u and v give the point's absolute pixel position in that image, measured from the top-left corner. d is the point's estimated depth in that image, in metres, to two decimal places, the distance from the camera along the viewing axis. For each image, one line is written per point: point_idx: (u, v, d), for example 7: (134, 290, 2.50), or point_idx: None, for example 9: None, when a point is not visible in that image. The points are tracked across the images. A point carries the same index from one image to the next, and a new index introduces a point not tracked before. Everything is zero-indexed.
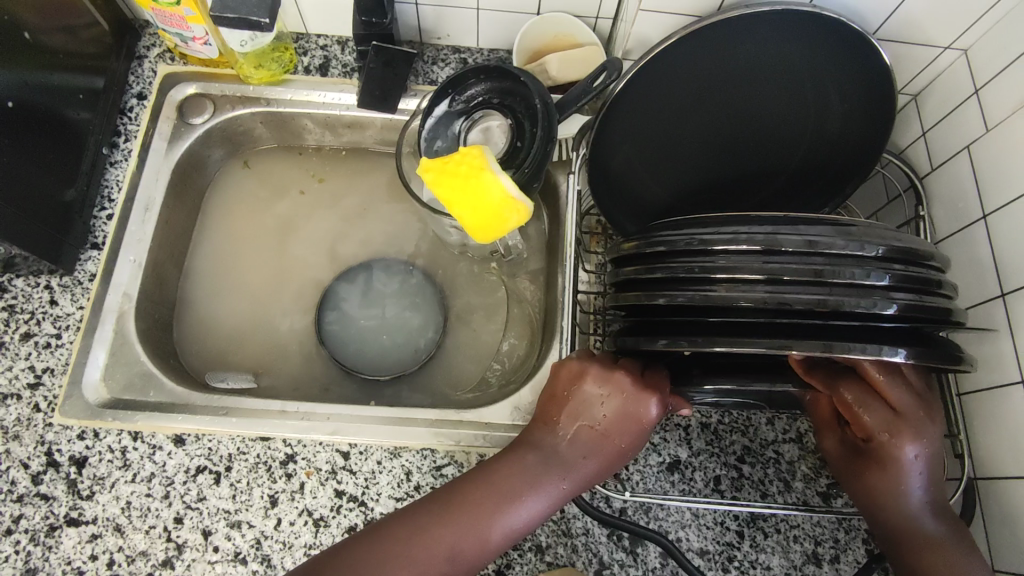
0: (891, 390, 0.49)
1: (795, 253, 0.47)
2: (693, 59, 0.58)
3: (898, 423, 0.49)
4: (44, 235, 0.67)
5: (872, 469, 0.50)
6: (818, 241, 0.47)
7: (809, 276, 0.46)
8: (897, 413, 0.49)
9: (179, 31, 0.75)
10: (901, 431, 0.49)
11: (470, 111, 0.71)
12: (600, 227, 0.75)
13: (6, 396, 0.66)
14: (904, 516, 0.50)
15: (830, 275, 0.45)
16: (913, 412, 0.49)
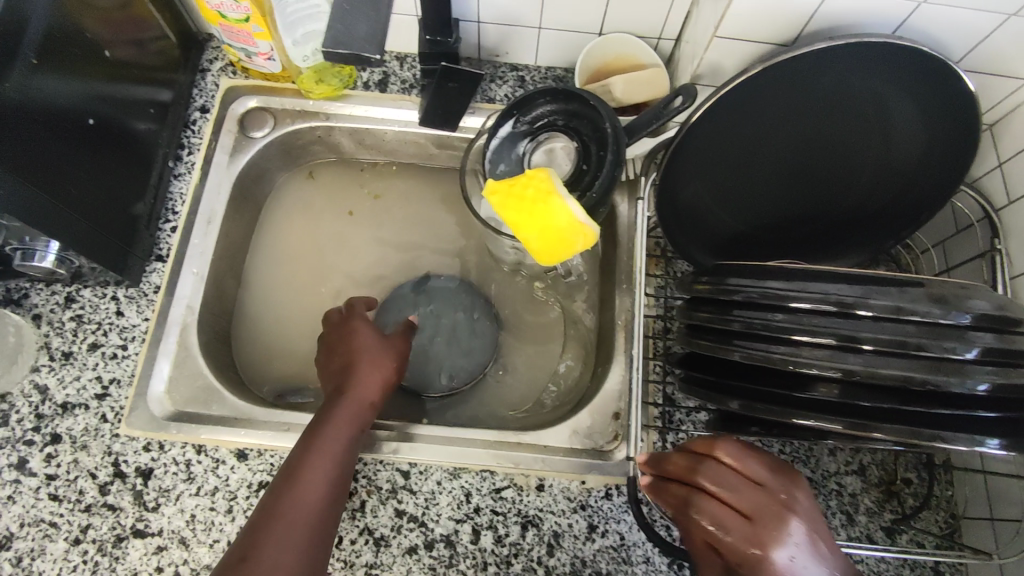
0: (712, 479, 0.51)
1: (881, 317, 0.49)
2: (769, 90, 0.58)
3: (758, 529, 0.47)
4: (111, 247, 0.67)
5: (749, 566, 0.47)
6: (905, 307, 0.48)
7: (895, 346, 0.48)
8: (747, 516, 0.48)
9: (245, 46, 0.75)
10: (717, 511, 0.49)
11: (535, 132, 0.71)
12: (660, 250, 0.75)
13: (75, 406, 0.67)
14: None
15: (917, 347, 0.47)
16: (763, 495, 0.49)
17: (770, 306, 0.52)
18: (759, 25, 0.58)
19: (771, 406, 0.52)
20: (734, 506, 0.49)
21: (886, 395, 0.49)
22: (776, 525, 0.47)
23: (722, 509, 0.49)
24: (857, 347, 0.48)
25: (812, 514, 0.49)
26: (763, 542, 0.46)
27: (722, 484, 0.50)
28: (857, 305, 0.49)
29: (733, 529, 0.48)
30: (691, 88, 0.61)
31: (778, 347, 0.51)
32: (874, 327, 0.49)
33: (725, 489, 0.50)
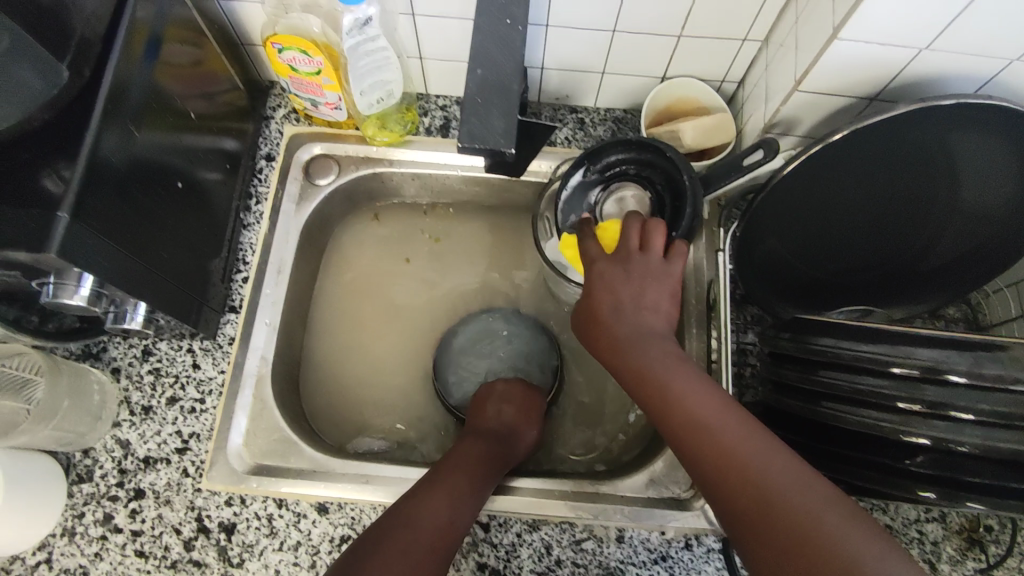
0: (620, 274, 0.57)
1: (981, 387, 0.48)
2: (850, 149, 0.59)
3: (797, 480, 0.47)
4: (189, 302, 0.66)
5: (716, 444, 0.48)
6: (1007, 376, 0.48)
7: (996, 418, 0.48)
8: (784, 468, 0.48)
9: (313, 97, 0.75)
10: (648, 291, 0.57)
11: (606, 182, 0.70)
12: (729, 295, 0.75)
13: (156, 460, 0.68)
14: (721, 451, 0.47)
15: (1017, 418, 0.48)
16: (660, 305, 0.57)
17: (853, 367, 0.53)
18: (846, 79, 0.58)
19: (865, 468, 0.54)
20: (642, 355, 0.54)
21: (986, 466, 0.50)
22: (631, 291, 0.57)
23: (641, 294, 0.57)
24: (944, 413, 0.49)
25: (702, 377, 0.53)
26: (642, 287, 0.57)
27: (625, 294, 0.57)
28: (937, 370, 0.49)
29: (643, 322, 0.56)
30: (772, 142, 0.61)
31: (868, 410, 0.52)
32: (966, 394, 0.49)
33: (643, 295, 0.57)
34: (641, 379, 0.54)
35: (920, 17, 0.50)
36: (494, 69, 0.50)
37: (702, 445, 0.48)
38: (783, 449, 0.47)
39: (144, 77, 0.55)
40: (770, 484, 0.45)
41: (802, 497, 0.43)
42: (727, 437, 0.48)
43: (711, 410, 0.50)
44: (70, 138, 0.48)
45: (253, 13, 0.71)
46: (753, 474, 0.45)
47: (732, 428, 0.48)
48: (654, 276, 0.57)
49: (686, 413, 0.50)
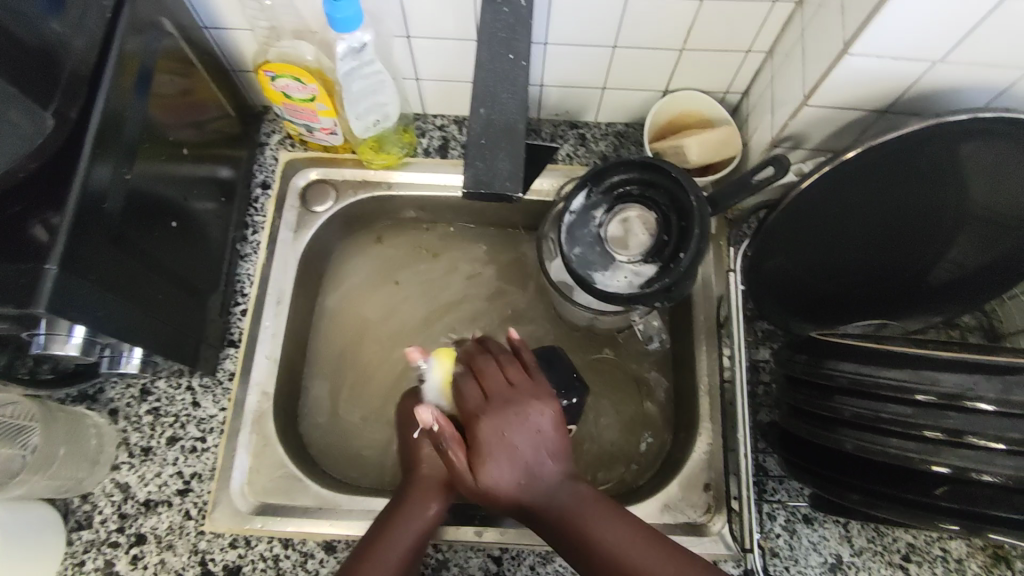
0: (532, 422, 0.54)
1: (1008, 416, 0.47)
2: (864, 166, 0.58)
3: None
4: (186, 340, 0.64)
5: (601, 558, 0.51)
6: None
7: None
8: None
9: (307, 123, 0.74)
10: (518, 431, 0.54)
11: (609, 204, 0.69)
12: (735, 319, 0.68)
13: (157, 503, 0.66)
14: (610, 562, 0.50)
15: None
16: (547, 459, 0.54)
17: (875, 395, 0.51)
18: (857, 91, 0.56)
19: (887, 501, 0.52)
20: (540, 509, 0.53)
21: (1009, 500, 0.48)
22: (525, 440, 0.54)
23: (525, 441, 0.54)
24: (969, 442, 0.47)
25: (597, 496, 0.54)
26: (511, 445, 0.53)
27: (522, 445, 0.54)
28: (963, 398, 0.47)
29: (535, 474, 0.53)
30: (783, 161, 0.60)
31: (893, 440, 0.50)
32: (992, 422, 0.47)
33: (529, 434, 0.54)
34: (523, 508, 0.54)
35: (931, 30, 0.49)
36: (500, 108, 0.49)
37: (581, 550, 0.52)
38: (637, 525, 0.53)
39: (134, 115, 0.53)
40: (635, 570, 0.50)
41: (661, 573, 0.49)
42: (575, 515, 0.53)
43: (603, 526, 0.52)
44: (58, 187, 0.47)
45: (244, 39, 0.70)
46: (601, 559, 0.51)
47: (614, 534, 0.52)
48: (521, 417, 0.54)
49: (585, 525, 0.52)
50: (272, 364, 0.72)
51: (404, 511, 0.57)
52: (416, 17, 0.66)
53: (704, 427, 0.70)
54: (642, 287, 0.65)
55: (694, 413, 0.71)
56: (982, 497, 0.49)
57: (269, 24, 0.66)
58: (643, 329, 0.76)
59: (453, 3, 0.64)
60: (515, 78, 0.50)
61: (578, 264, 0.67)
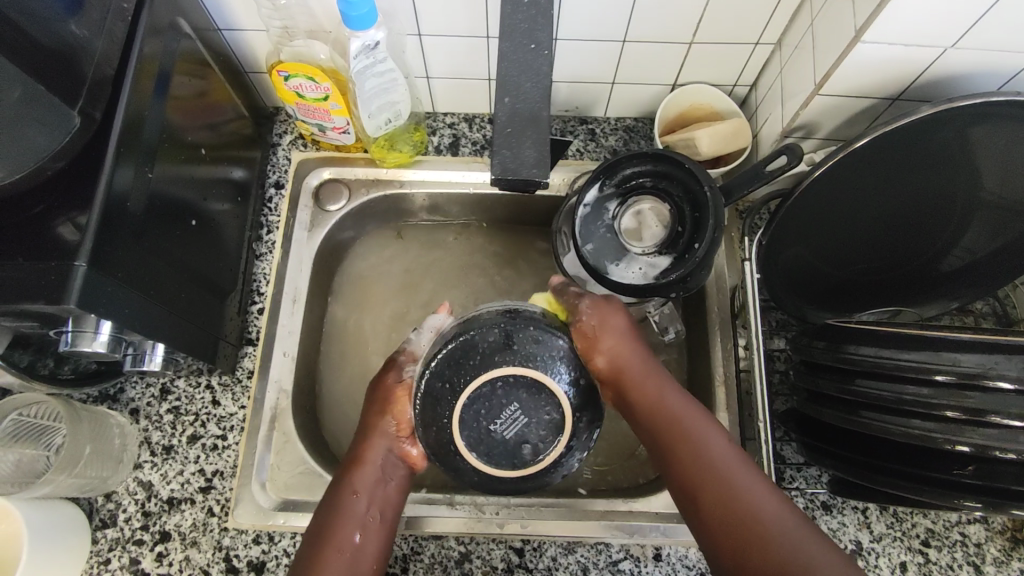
0: (614, 316, 0.59)
1: None
2: (877, 153, 0.58)
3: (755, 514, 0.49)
4: (206, 339, 0.65)
5: (712, 482, 0.51)
6: None
7: None
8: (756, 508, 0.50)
9: (320, 122, 0.74)
10: (620, 327, 0.59)
11: (623, 196, 0.69)
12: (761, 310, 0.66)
13: (180, 501, 0.67)
14: (722, 490, 0.50)
15: None
16: (653, 366, 0.59)
17: (897, 377, 0.51)
18: (868, 78, 0.57)
19: (912, 481, 0.53)
20: (641, 400, 0.57)
21: None
22: (622, 346, 0.58)
23: (636, 349, 0.59)
24: (989, 421, 0.48)
25: (690, 401, 0.57)
26: (614, 329, 0.58)
27: (625, 348, 0.58)
28: (985, 377, 0.48)
29: (628, 354, 0.58)
30: (796, 149, 0.60)
31: (915, 420, 0.51)
32: (1012, 400, 0.47)
33: (619, 321, 0.59)
34: (626, 389, 0.57)
35: (943, 15, 0.49)
36: (526, 96, 0.49)
37: (686, 463, 0.53)
38: (773, 491, 0.50)
39: (156, 115, 0.54)
40: (758, 518, 0.48)
41: (773, 513, 0.49)
42: (694, 433, 0.54)
43: (735, 462, 0.52)
44: (82, 186, 0.47)
45: (257, 40, 0.71)
46: (732, 490, 0.50)
47: (719, 445, 0.53)
48: (626, 330, 0.59)
49: (682, 434, 0.54)
50: (290, 361, 0.72)
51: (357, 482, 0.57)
52: (428, 14, 0.66)
53: (721, 416, 0.70)
54: (658, 278, 0.66)
55: (709, 403, 0.72)
56: (1005, 475, 0.49)
57: (283, 24, 0.67)
58: (657, 319, 0.75)
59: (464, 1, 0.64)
60: (537, 66, 0.49)
61: (592, 256, 0.67)
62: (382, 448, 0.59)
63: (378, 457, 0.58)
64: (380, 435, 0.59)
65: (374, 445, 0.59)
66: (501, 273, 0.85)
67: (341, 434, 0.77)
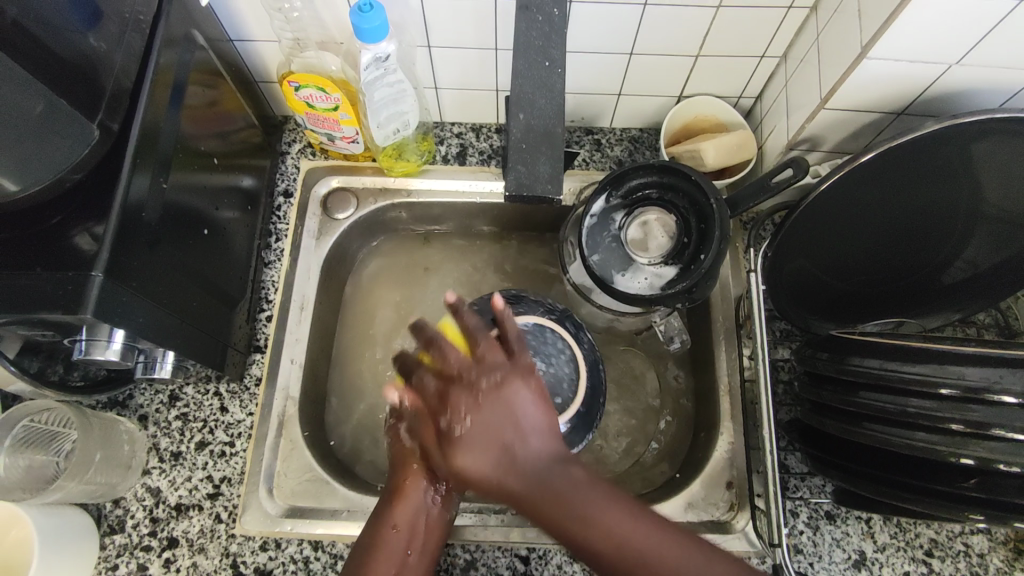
0: (514, 391, 0.49)
1: None
2: (881, 167, 0.59)
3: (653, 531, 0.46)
4: (215, 346, 0.65)
5: (541, 492, 0.46)
6: None
7: None
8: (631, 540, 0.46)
9: (329, 132, 0.75)
10: (519, 410, 0.48)
11: (629, 207, 0.70)
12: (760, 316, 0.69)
13: (188, 507, 0.67)
14: (615, 541, 0.45)
15: None
16: (504, 422, 0.48)
17: (901, 390, 0.52)
18: (872, 93, 0.58)
19: (917, 493, 0.53)
20: (484, 492, 0.48)
21: None
22: (503, 416, 0.48)
23: (524, 411, 0.48)
24: (992, 434, 0.48)
25: (550, 466, 0.48)
26: (507, 400, 0.48)
27: (472, 463, 0.47)
28: (988, 391, 0.48)
29: (525, 450, 0.48)
30: (802, 161, 0.61)
31: (919, 433, 0.51)
32: (1016, 414, 0.48)
33: (529, 397, 0.49)
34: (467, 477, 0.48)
35: (947, 33, 0.50)
36: (539, 113, 0.50)
37: (552, 513, 0.46)
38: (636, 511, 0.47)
39: (170, 126, 0.55)
40: (648, 565, 0.45)
41: (693, 574, 0.45)
42: (546, 496, 0.46)
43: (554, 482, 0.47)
44: (99, 197, 0.48)
45: (268, 50, 0.72)
46: (573, 518, 0.46)
47: (603, 516, 0.46)
48: (529, 395, 0.49)
49: (552, 498, 0.46)
50: (298, 368, 0.73)
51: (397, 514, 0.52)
52: (438, 26, 0.67)
53: (726, 426, 0.70)
54: (663, 289, 0.66)
55: (714, 412, 0.72)
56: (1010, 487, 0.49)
57: (294, 36, 0.67)
58: (663, 329, 0.75)
59: (474, 14, 0.65)
60: (551, 84, 0.50)
61: (599, 266, 0.68)
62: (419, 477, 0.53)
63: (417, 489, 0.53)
64: (414, 464, 0.53)
65: (410, 475, 0.53)
66: (507, 282, 0.86)
67: (347, 442, 0.77)
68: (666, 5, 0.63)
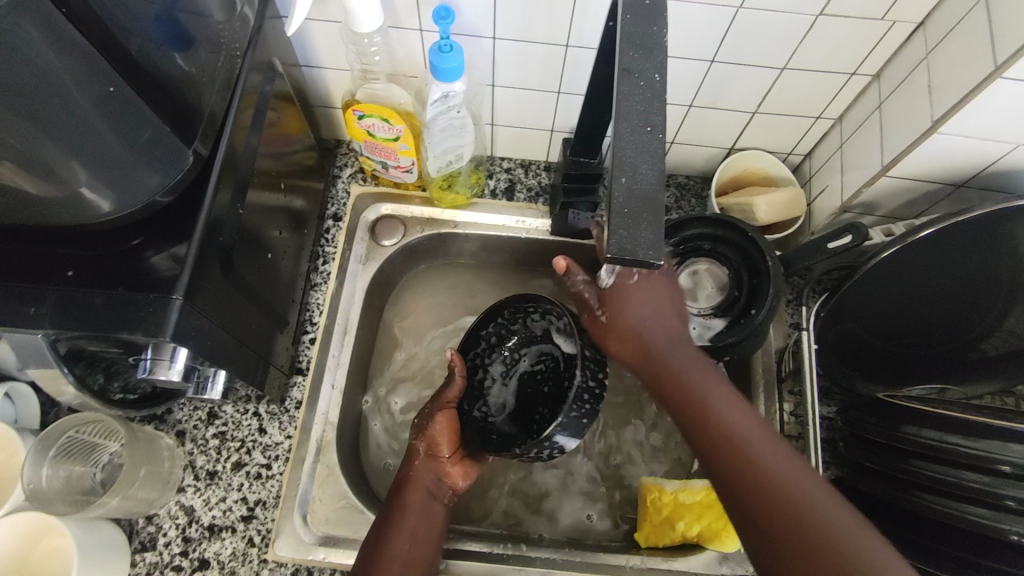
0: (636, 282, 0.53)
1: None
2: (937, 241, 0.60)
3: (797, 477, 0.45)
4: (264, 367, 0.65)
5: (660, 359, 0.52)
6: None
7: None
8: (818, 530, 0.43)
9: (385, 160, 0.76)
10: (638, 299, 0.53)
11: (681, 256, 0.71)
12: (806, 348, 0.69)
13: (221, 529, 0.67)
14: (734, 444, 0.48)
15: None
16: (698, 358, 0.53)
17: (957, 464, 0.52)
18: (933, 163, 0.59)
19: (967, 568, 0.53)
20: (649, 357, 0.52)
21: None
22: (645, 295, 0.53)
23: (652, 312, 0.53)
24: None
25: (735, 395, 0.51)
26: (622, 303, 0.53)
27: (638, 313, 0.53)
28: None
29: (630, 321, 0.53)
30: (861, 228, 0.62)
31: (975, 508, 0.51)
32: None
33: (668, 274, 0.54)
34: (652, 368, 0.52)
35: (1014, 115, 0.52)
36: (643, 179, 0.39)
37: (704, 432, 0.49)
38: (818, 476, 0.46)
39: (247, 152, 0.56)
40: (815, 510, 0.44)
41: (818, 502, 0.44)
42: (705, 398, 0.50)
43: (754, 437, 0.48)
44: (180, 221, 0.50)
45: (334, 78, 0.73)
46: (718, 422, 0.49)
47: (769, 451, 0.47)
48: (668, 290, 0.54)
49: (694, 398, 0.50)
50: (338, 394, 0.73)
51: (405, 514, 0.60)
52: (506, 67, 0.69)
53: None
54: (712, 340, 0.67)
55: None
56: None
57: (363, 67, 0.67)
58: None
59: (544, 59, 0.67)
60: (656, 150, 0.40)
61: None
62: (426, 476, 0.62)
63: (425, 479, 0.63)
64: (427, 465, 0.63)
65: (422, 464, 0.63)
66: None
67: (380, 469, 0.77)
68: (732, 64, 0.65)
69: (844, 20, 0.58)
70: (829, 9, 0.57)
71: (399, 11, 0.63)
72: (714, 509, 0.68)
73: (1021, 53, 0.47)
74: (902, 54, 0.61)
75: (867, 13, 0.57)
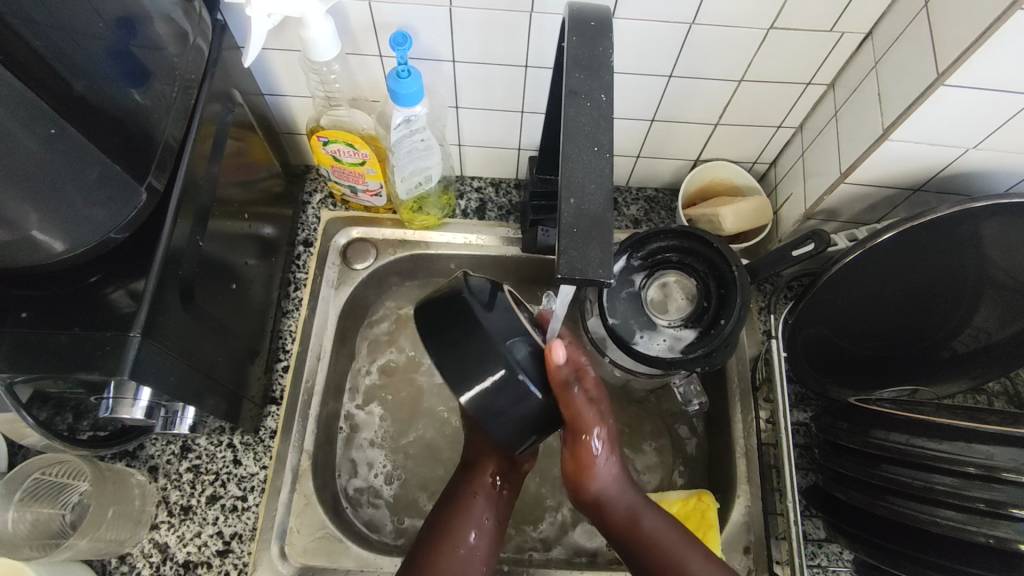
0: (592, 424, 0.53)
1: None
2: (899, 244, 0.61)
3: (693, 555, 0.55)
4: (234, 398, 0.64)
5: (660, 551, 0.55)
6: None
7: None
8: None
9: (353, 184, 0.76)
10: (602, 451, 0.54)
11: (649, 269, 0.71)
12: (788, 333, 0.70)
13: (197, 565, 0.65)
14: None
15: None
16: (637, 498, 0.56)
17: (925, 465, 0.52)
18: (887, 168, 0.60)
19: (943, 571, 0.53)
20: (618, 508, 0.56)
21: None
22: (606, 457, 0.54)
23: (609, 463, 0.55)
24: (1013, 514, 0.48)
25: (672, 530, 0.56)
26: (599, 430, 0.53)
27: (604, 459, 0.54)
28: (1012, 471, 0.48)
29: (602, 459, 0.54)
30: (823, 235, 0.63)
31: (947, 512, 0.51)
32: None
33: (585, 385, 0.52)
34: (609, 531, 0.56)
35: (959, 120, 0.53)
36: (592, 199, 0.39)
37: None
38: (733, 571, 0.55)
39: (208, 183, 0.57)
40: None
41: None
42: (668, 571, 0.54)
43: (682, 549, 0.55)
44: (140, 257, 0.49)
45: (298, 104, 0.73)
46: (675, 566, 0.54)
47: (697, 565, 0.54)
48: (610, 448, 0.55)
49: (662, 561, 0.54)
50: (313, 422, 0.72)
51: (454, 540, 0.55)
52: (468, 89, 0.69)
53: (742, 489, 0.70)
54: (683, 352, 0.67)
55: (730, 475, 0.72)
56: None
57: (326, 94, 0.67)
58: (682, 391, 0.75)
59: (506, 80, 0.68)
60: (603, 169, 0.40)
61: (619, 329, 0.69)
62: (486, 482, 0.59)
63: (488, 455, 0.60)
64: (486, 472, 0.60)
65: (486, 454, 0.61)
66: None
67: (360, 495, 0.76)
68: (691, 78, 0.66)
69: (795, 32, 0.59)
70: (779, 22, 0.58)
71: (357, 38, 0.63)
72: (691, 521, 0.68)
73: (962, 61, 0.48)
74: (853, 63, 0.62)
75: (816, 25, 0.58)
